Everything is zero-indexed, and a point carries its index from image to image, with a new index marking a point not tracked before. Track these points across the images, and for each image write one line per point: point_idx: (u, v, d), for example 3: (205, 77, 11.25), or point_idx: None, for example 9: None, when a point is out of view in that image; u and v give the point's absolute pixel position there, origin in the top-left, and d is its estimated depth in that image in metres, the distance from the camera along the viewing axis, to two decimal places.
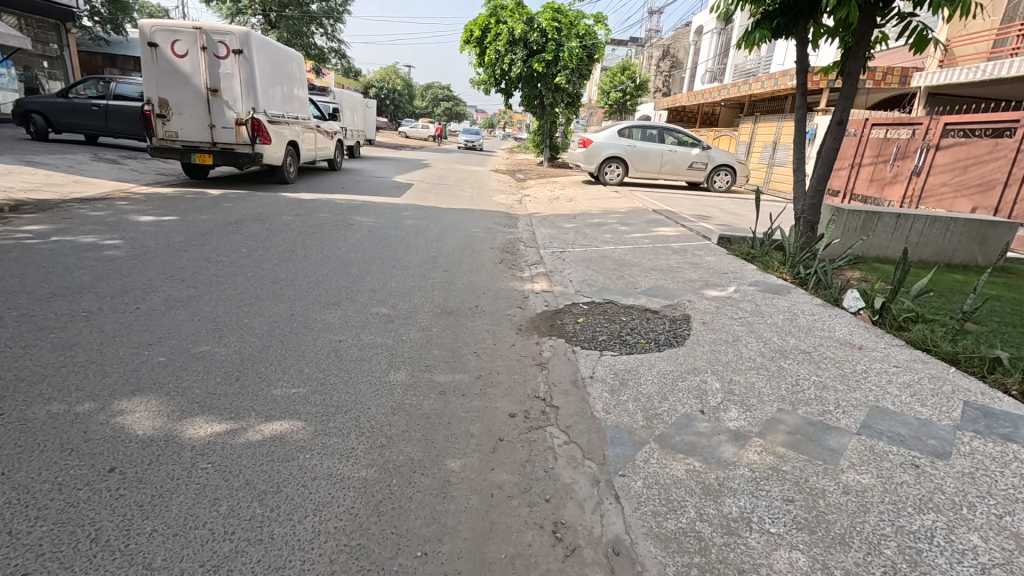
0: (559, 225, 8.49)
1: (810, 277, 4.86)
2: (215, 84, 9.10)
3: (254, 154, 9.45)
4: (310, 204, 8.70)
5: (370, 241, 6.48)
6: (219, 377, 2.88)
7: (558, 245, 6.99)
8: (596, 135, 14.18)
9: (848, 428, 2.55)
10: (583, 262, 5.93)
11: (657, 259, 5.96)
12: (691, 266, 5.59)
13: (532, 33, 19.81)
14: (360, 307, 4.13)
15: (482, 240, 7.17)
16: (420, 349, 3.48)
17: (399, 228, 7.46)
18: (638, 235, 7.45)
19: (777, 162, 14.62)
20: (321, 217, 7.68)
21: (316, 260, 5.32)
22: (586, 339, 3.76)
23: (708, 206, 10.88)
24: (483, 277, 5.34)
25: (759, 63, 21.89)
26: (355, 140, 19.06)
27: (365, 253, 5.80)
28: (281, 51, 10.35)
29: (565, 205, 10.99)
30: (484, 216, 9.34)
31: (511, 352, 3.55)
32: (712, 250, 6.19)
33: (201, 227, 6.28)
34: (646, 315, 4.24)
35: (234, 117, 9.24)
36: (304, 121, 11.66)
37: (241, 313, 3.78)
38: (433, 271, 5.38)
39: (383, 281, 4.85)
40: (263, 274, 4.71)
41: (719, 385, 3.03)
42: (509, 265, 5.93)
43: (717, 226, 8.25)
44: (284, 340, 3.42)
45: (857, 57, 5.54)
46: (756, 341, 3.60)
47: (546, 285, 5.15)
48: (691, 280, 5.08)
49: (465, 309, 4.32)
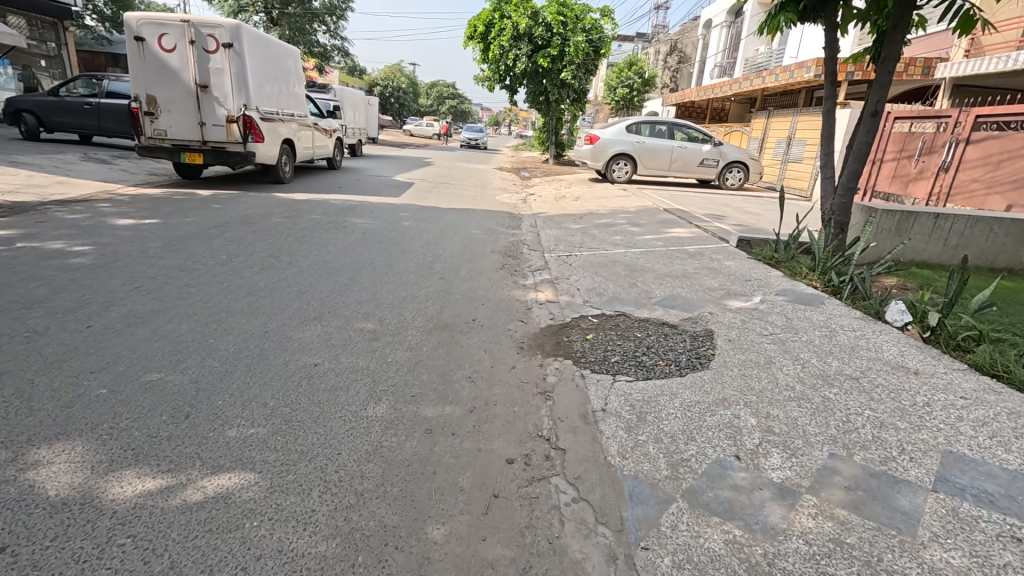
0: (565, 226, 8.04)
1: (844, 285, 4.39)
2: (205, 80, 8.70)
3: (246, 153, 9.04)
4: (304, 205, 8.29)
5: (363, 245, 6.05)
6: (166, 413, 2.45)
7: (563, 248, 6.54)
8: (603, 131, 13.70)
9: (921, 482, 2.10)
10: (591, 268, 5.47)
11: (672, 264, 5.49)
12: (710, 273, 5.11)
13: (537, 28, 19.28)
14: (342, 322, 3.68)
15: (482, 243, 6.73)
16: (406, 374, 3.04)
17: (396, 230, 7.03)
18: (649, 237, 6.97)
19: (792, 158, 14.05)
20: (314, 219, 7.27)
21: (300, 268, 4.89)
22: (597, 361, 3.31)
23: (722, 205, 10.37)
24: (482, 285, 4.90)
25: (771, 56, 21.27)
26: (356, 139, 18.68)
27: (356, 259, 5.36)
28: (276, 46, 9.93)
29: (572, 204, 10.52)
30: (486, 216, 8.90)
31: (510, 377, 3.10)
32: (731, 254, 5.72)
33: (183, 231, 5.87)
34: (663, 330, 3.79)
35: (224, 114, 8.84)
36: (300, 118, 11.26)
37: (206, 331, 3.34)
38: (428, 279, 4.94)
39: (372, 290, 4.41)
40: (240, 284, 4.28)
41: (755, 421, 2.56)
42: (511, 271, 5.48)
43: (734, 227, 7.76)
44: (251, 364, 2.99)
45: (896, 41, 4.90)
46: (793, 364, 3.13)
47: (551, 294, 4.70)
48: (711, 288, 4.62)
49: (461, 324, 3.87)
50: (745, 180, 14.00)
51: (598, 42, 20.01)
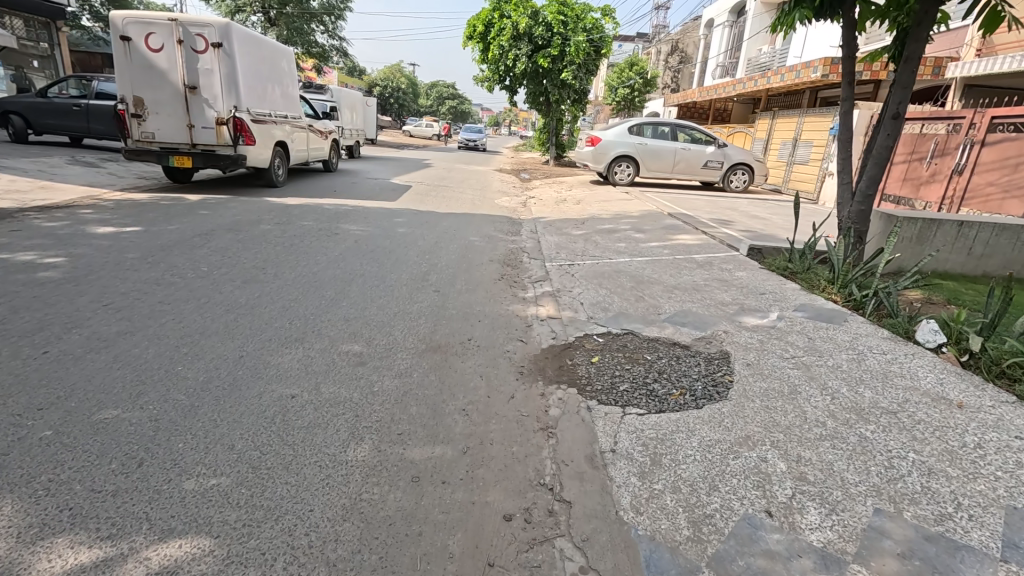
0: (567, 232, 7.75)
1: (867, 300, 4.09)
2: (193, 81, 8.40)
3: (237, 156, 8.74)
4: (296, 210, 8.00)
5: (355, 254, 5.76)
6: (116, 459, 2.16)
7: (566, 256, 6.25)
8: (605, 132, 13.42)
9: (986, 549, 1.81)
10: (595, 279, 5.18)
11: (680, 275, 5.19)
12: (721, 285, 4.82)
13: (538, 28, 19.01)
14: (327, 345, 3.38)
15: (480, 251, 6.43)
16: (393, 407, 2.74)
17: (391, 237, 6.74)
18: (655, 244, 6.67)
19: (798, 160, 13.75)
20: (305, 225, 6.98)
21: (286, 281, 4.59)
22: (605, 389, 3.01)
23: (728, 209, 10.08)
24: (479, 299, 4.61)
25: (774, 56, 21.01)
26: (354, 140, 18.40)
27: (346, 270, 5.07)
28: (269, 46, 9.64)
29: (573, 207, 10.23)
30: (485, 221, 8.61)
31: (508, 409, 2.80)
32: (742, 264, 5.43)
33: (165, 240, 5.58)
34: (674, 351, 3.50)
35: (214, 116, 8.55)
36: (295, 119, 10.97)
37: (175, 357, 3.04)
38: (422, 292, 4.64)
39: (360, 306, 4.12)
40: (219, 300, 3.99)
41: (785, 467, 2.26)
42: (510, 282, 5.19)
43: (742, 233, 7.47)
44: (221, 396, 2.69)
45: (919, 39, 4.56)
46: (821, 394, 2.83)
47: (553, 309, 4.40)
48: (724, 302, 4.32)
49: (456, 345, 3.57)
50: (749, 183, 13.69)
51: (599, 42, 19.73)
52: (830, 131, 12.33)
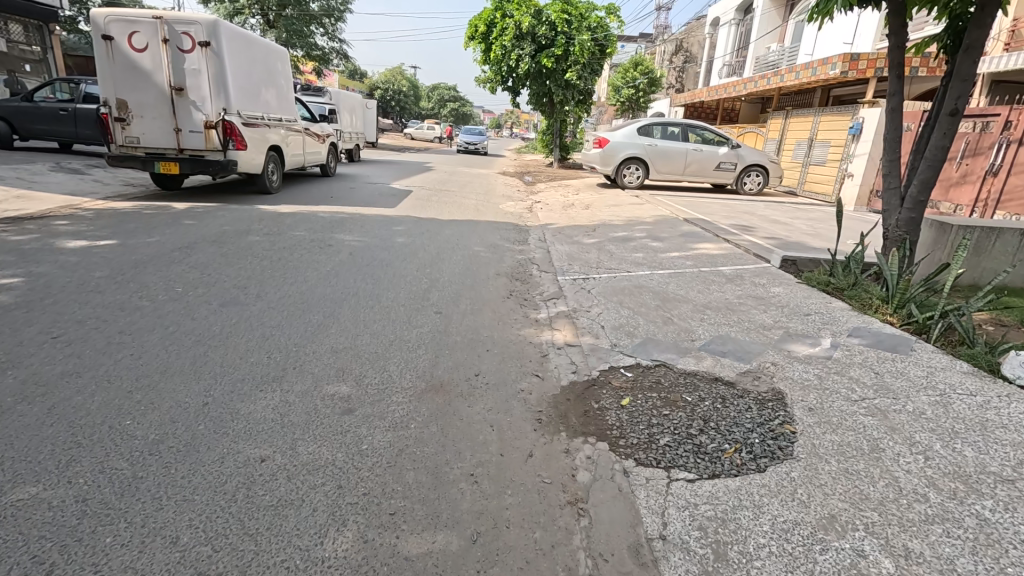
0: (577, 240, 7.25)
1: (933, 324, 3.57)
2: (180, 82, 7.93)
3: (227, 162, 8.26)
4: (288, 219, 7.51)
5: (349, 268, 5.26)
6: (17, 569, 1.64)
7: (579, 268, 5.74)
8: (612, 134, 12.93)
9: None
10: (614, 296, 4.67)
11: (707, 291, 4.69)
12: (757, 304, 4.29)
13: (541, 27, 18.54)
14: (309, 388, 2.86)
15: (486, 263, 5.93)
16: (385, 474, 2.23)
17: (389, 249, 6.24)
18: (675, 255, 6.15)
19: (814, 161, 13.21)
20: (297, 236, 6.49)
21: (270, 303, 4.08)
22: (643, 444, 2.49)
23: (745, 214, 9.57)
24: (487, 321, 4.10)
25: (783, 54, 20.53)
26: (353, 143, 17.94)
27: (338, 289, 4.57)
28: (262, 45, 9.17)
29: (582, 213, 9.73)
30: (490, 228, 8.11)
31: (526, 475, 2.28)
32: (776, 279, 4.92)
33: (140, 255, 5.08)
34: (717, 391, 2.98)
35: (202, 119, 8.07)
36: (290, 122, 10.50)
37: (124, 406, 2.53)
38: (422, 314, 4.12)
39: (352, 334, 3.61)
40: (189, 329, 3.49)
41: (892, 566, 1.75)
42: (520, 300, 4.67)
43: (767, 241, 6.94)
44: (172, 461, 2.18)
45: (983, 25, 4.00)
46: (911, 453, 2.30)
47: (570, 333, 3.89)
48: (765, 326, 3.80)
49: (461, 384, 3.05)
50: (764, 185, 13.19)
51: (603, 40, 19.23)
52: (849, 131, 11.78)
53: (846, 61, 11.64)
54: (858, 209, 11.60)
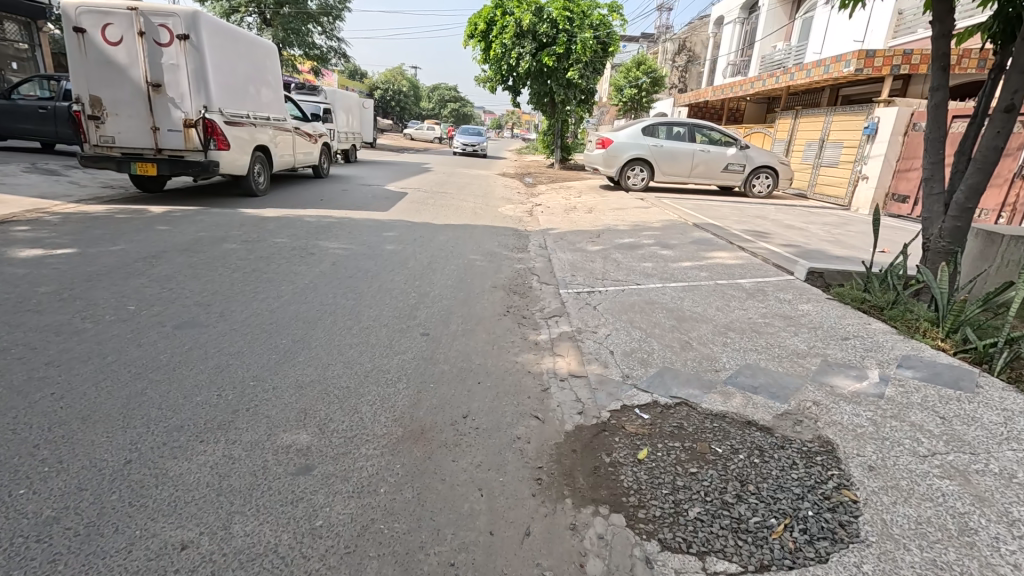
0: (581, 247, 6.76)
1: (997, 353, 3.07)
2: (157, 78, 7.45)
3: (209, 163, 7.78)
4: (272, 224, 7.03)
5: (331, 280, 4.77)
6: None
7: (584, 280, 5.25)
8: (616, 134, 12.44)
9: None
10: (623, 313, 4.18)
11: (727, 308, 4.20)
12: (786, 324, 3.79)
13: (541, 25, 18.10)
14: (259, 438, 2.36)
15: (482, 273, 5.44)
16: (339, 567, 1.73)
17: (377, 257, 5.75)
18: (687, 265, 5.66)
19: (825, 163, 12.71)
20: (278, 243, 5.99)
21: (234, 324, 3.59)
22: (668, 517, 1.99)
23: (757, 219, 9.08)
24: (480, 345, 3.61)
25: (790, 54, 20.06)
26: (349, 144, 17.48)
27: (315, 306, 4.08)
28: (249, 41, 8.70)
29: (585, 217, 9.25)
30: (487, 234, 7.62)
31: (521, 566, 1.78)
32: (803, 295, 4.42)
33: (98, 266, 4.59)
34: (753, 440, 2.47)
35: (181, 117, 7.59)
36: (280, 121, 10.02)
37: (22, 467, 2.04)
38: (406, 337, 3.62)
39: (323, 364, 3.12)
40: (130, 358, 2.99)
41: None
42: (518, 318, 4.18)
43: (785, 249, 6.45)
44: (64, 554, 1.68)
45: None
46: (1014, 538, 1.81)
47: (575, 360, 3.40)
48: (799, 353, 3.31)
49: (444, 430, 2.55)
50: (774, 187, 12.71)
51: (606, 38, 18.75)
52: (863, 131, 11.27)
53: (860, 58, 11.08)
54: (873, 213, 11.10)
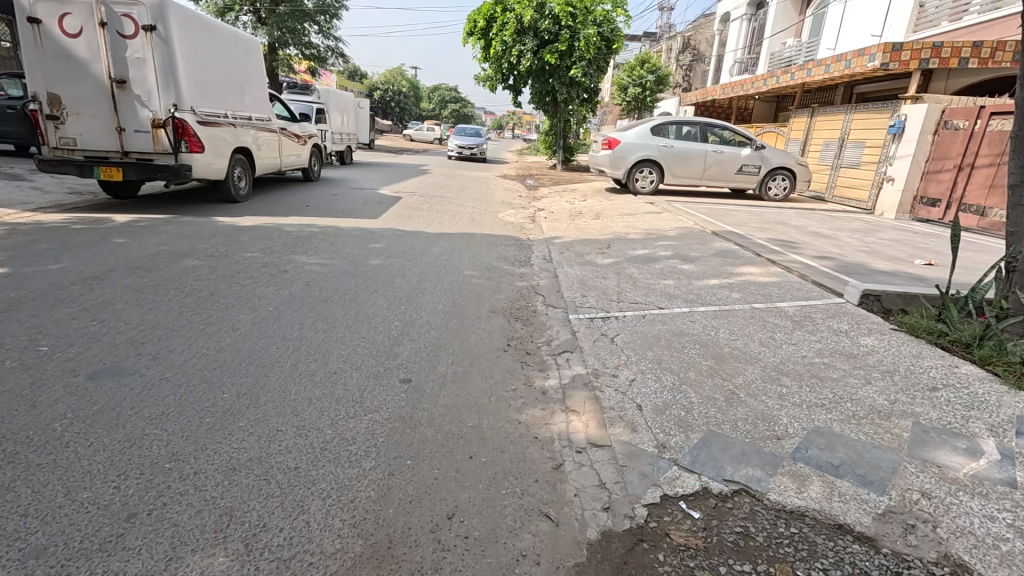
0: (590, 260, 6.05)
1: None
2: (121, 73, 6.76)
3: (179, 166, 7.06)
4: (247, 234, 6.33)
5: (301, 305, 4.06)
6: None
7: (597, 302, 4.54)
8: (624, 134, 11.71)
9: None
10: (648, 350, 3.46)
11: (771, 342, 3.49)
12: (852, 367, 3.07)
13: (544, 21, 17.40)
14: (151, 569, 1.65)
15: (479, 293, 4.74)
16: None
17: (359, 273, 5.05)
18: (714, 282, 4.94)
19: (845, 163, 11.98)
20: (247, 258, 5.27)
21: (168, 370, 2.88)
22: None
23: (779, 225, 8.36)
24: (475, 396, 2.89)
25: (800, 50, 19.33)
26: (343, 145, 16.80)
27: (276, 341, 3.37)
28: (229, 35, 8.04)
29: (592, 223, 8.55)
30: (487, 244, 6.91)
31: None
32: (861, 324, 3.71)
33: (22, 291, 3.88)
34: (854, 561, 1.75)
35: (149, 117, 6.90)
36: (265, 121, 9.32)
37: None
38: (382, 386, 2.91)
39: (270, 434, 2.40)
40: (9, 429, 2.27)
41: None
42: (522, 356, 3.46)
43: (821, 262, 5.73)
44: None
45: None
46: None
47: (593, 419, 2.68)
48: (880, 412, 2.59)
49: (420, 544, 1.84)
50: (790, 190, 12.02)
51: (610, 34, 18.02)
52: (888, 130, 10.54)
53: (886, 51, 10.36)
54: (899, 218, 10.38)
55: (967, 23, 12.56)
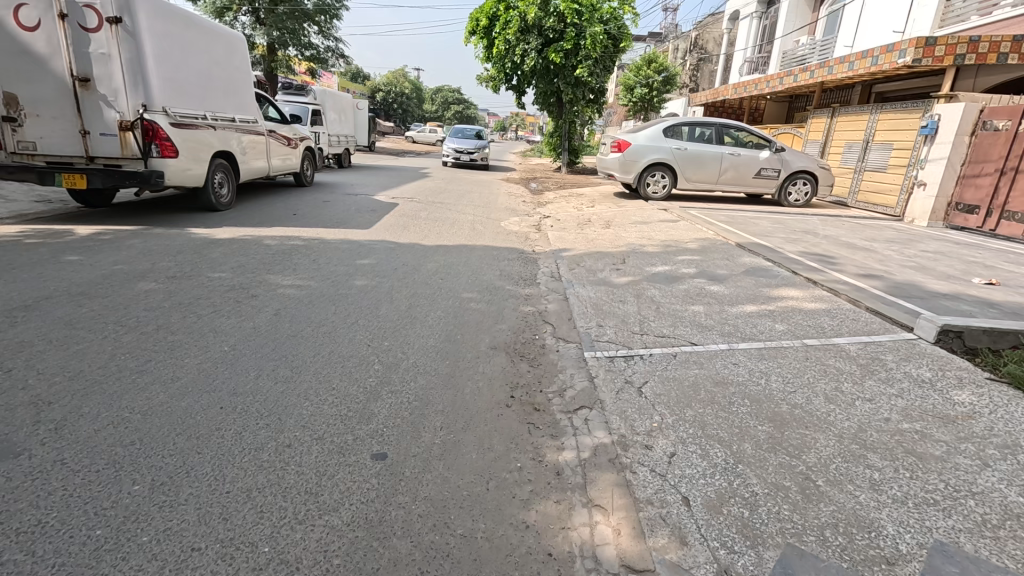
0: (604, 278, 5.37)
1: None
2: (85, 71, 6.15)
3: (149, 172, 6.40)
4: (220, 248, 5.68)
5: (264, 343, 3.39)
6: None
7: (617, 334, 3.86)
8: (634, 136, 11.01)
9: None
10: (688, 408, 2.77)
11: (839, 397, 2.80)
12: (958, 440, 2.38)
13: (548, 19, 16.72)
14: None
15: (478, 322, 4.07)
16: None
17: (341, 298, 4.38)
18: (751, 309, 4.26)
19: (870, 166, 11.26)
20: (214, 279, 4.61)
21: (67, 447, 2.22)
22: None
23: (807, 236, 7.66)
24: (469, 481, 2.21)
25: (814, 48, 18.60)
26: (340, 147, 16.17)
27: (223, 396, 2.72)
28: (208, 29, 7.41)
29: (603, 232, 7.87)
30: (488, 258, 6.24)
31: None
32: (948, 372, 3.01)
33: None
34: None
35: (115, 119, 6.27)
36: (252, 124, 8.69)
37: None
38: (347, 469, 2.24)
39: (179, 557, 1.73)
40: None
41: None
42: (530, 415, 2.78)
43: (868, 281, 5.03)
44: None
45: None
46: None
47: (627, 520, 2.01)
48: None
49: None
50: (812, 195, 11.31)
51: (617, 32, 17.36)
52: (920, 131, 9.82)
53: (918, 46, 9.60)
54: (932, 225, 9.67)
55: (997, 18, 11.81)
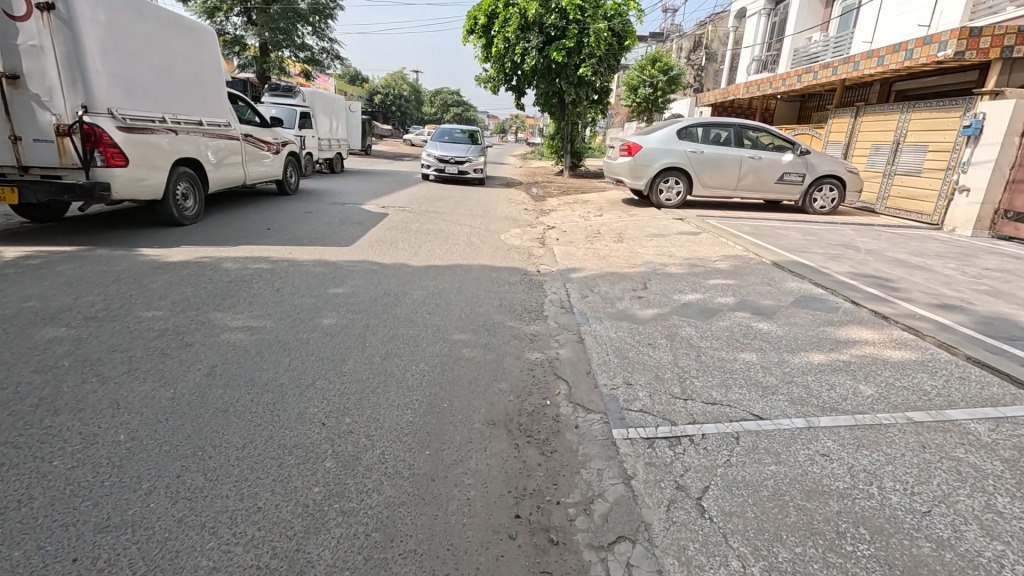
0: (625, 310, 4.46)
1: None
2: (14, 67, 5.30)
3: (91, 184, 5.49)
4: (168, 275, 4.79)
5: (176, 427, 2.47)
6: None
7: (654, 399, 2.94)
8: (645, 138, 10.11)
9: None
10: (782, 546, 1.86)
11: (1000, 529, 1.89)
12: None
13: (550, 15, 15.81)
14: None
15: (472, 380, 3.16)
16: None
17: (300, 345, 3.47)
18: (820, 358, 3.34)
19: (902, 169, 10.35)
20: (146, 319, 3.72)
21: None
22: None
23: (848, 251, 6.76)
24: None
25: (828, 45, 17.76)
26: (331, 151, 15.27)
27: (81, 539, 1.80)
28: (168, 22, 6.55)
29: (616, 247, 6.98)
30: (485, 282, 5.33)
31: None
32: None
33: None
34: None
35: (50, 122, 5.39)
36: (224, 128, 7.78)
37: None
38: None
39: None
40: None
41: None
42: (546, 557, 1.87)
43: (948, 315, 4.13)
44: None
45: None
46: None
47: None
48: None
49: None
50: (839, 201, 10.41)
51: (622, 28, 16.50)
52: (961, 131, 8.92)
53: (962, 37, 8.68)
54: (976, 234, 8.77)
55: None
